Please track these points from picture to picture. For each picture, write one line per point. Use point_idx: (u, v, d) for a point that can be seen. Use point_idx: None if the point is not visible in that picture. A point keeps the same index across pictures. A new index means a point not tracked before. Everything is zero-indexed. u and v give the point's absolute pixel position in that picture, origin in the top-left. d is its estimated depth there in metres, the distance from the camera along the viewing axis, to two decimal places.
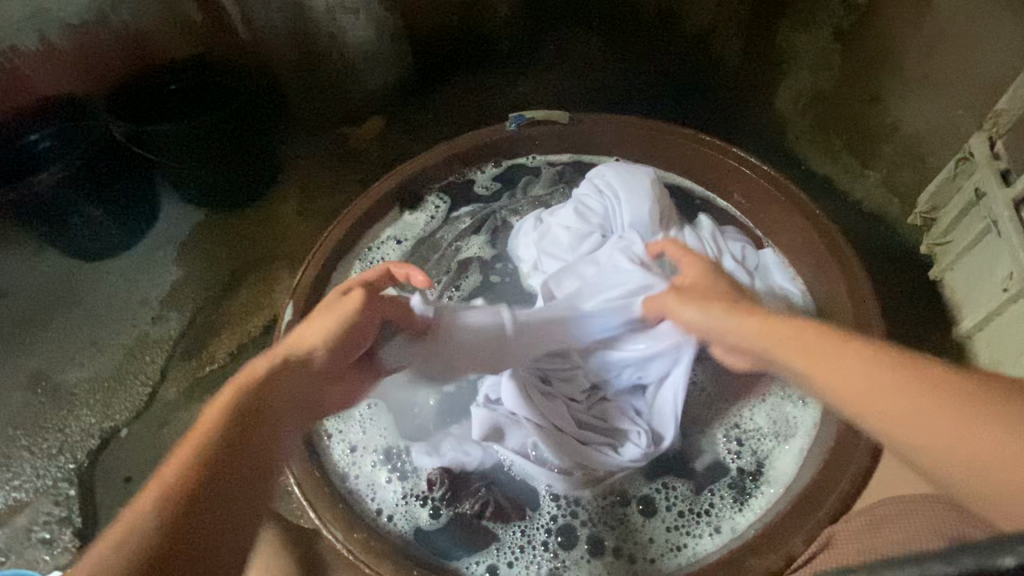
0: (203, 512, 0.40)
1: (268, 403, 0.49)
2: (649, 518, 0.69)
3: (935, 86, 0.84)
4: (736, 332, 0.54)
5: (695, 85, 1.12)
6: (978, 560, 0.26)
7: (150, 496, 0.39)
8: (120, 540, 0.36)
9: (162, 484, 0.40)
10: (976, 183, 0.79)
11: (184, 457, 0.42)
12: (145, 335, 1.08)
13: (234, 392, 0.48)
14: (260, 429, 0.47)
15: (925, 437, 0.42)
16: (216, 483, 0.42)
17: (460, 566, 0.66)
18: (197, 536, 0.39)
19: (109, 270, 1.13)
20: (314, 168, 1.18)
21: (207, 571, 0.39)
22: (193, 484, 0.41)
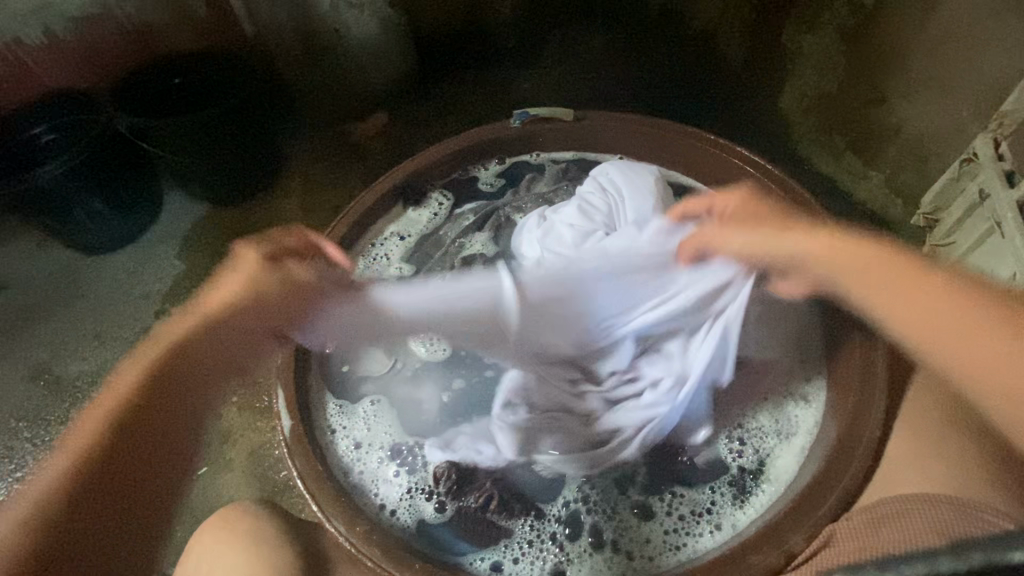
0: (105, 488, 0.52)
1: (171, 377, 0.55)
2: (645, 520, 0.67)
3: (940, 86, 0.81)
4: (801, 249, 0.57)
5: (703, 83, 1.11)
6: (987, 556, 0.28)
7: (61, 463, 0.51)
8: (42, 502, 0.50)
9: (70, 455, 0.51)
10: (981, 184, 0.78)
11: (94, 428, 0.52)
12: (147, 329, 1.07)
13: (153, 361, 0.55)
14: (175, 395, 0.55)
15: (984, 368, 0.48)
16: (117, 454, 0.52)
17: (465, 562, 0.65)
18: (85, 503, 0.51)
19: (112, 263, 1.12)
20: (313, 164, 1.16)
21: (93, 529, 0.51)
22: (106, 455, 0.52)
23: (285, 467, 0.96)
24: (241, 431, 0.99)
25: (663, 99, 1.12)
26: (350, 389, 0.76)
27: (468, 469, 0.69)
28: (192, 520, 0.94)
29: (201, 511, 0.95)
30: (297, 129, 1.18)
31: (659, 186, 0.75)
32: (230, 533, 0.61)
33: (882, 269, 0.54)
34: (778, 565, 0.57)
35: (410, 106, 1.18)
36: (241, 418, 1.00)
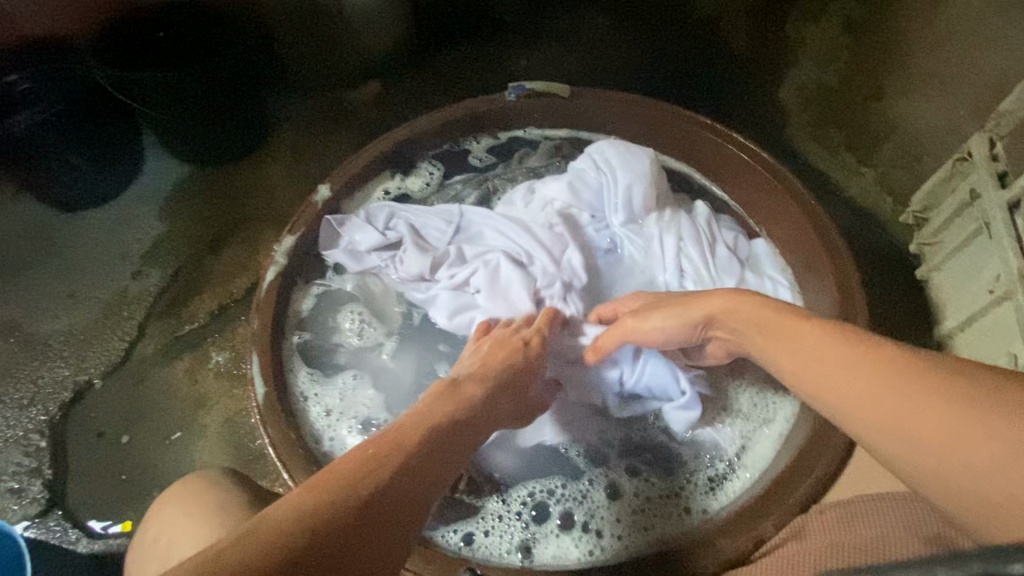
0: (356, 543, 0.37)
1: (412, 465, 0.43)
2: (614, 501, 0.67)
3: (942, 84, 0.80)
4: (702, 307, 0.58)
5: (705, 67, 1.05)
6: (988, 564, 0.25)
7: (364, 467, 0.41)
8: (322, 499, 0.37)
9: (376, 458, 0.42)
10: (971, 184, 0.75)
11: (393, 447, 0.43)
12: (124, 291, 1.05)
13: (473, 389, 0.54)
14: (453, 450, 0.47)
15: (924, 465, 0.39)
16: (380, 495, 0.40)
17: (433, 535, 0.65)
18: (368, 546, 0.37)
19: (88, 222, 1.09)
20: (302, 132, 1.13)
21: None
22: (373, 484, 0.40)
23: (260, 435, 0.94)
24: (216, 398, 0.98)
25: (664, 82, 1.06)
26: (321, 355, 0.76)
27: None
28: (165, 483, 0.93)
29: (174, 474, 0.94)
30: (287, 93, 1.14)
31: (655, 170, 0.75)
32: (196, 500, 0.60)
33: (798, 333, 0.51)
34: (738, 556, 0.57)
35: (407, 76, 1.14)
36: (217, 385, 0.98)
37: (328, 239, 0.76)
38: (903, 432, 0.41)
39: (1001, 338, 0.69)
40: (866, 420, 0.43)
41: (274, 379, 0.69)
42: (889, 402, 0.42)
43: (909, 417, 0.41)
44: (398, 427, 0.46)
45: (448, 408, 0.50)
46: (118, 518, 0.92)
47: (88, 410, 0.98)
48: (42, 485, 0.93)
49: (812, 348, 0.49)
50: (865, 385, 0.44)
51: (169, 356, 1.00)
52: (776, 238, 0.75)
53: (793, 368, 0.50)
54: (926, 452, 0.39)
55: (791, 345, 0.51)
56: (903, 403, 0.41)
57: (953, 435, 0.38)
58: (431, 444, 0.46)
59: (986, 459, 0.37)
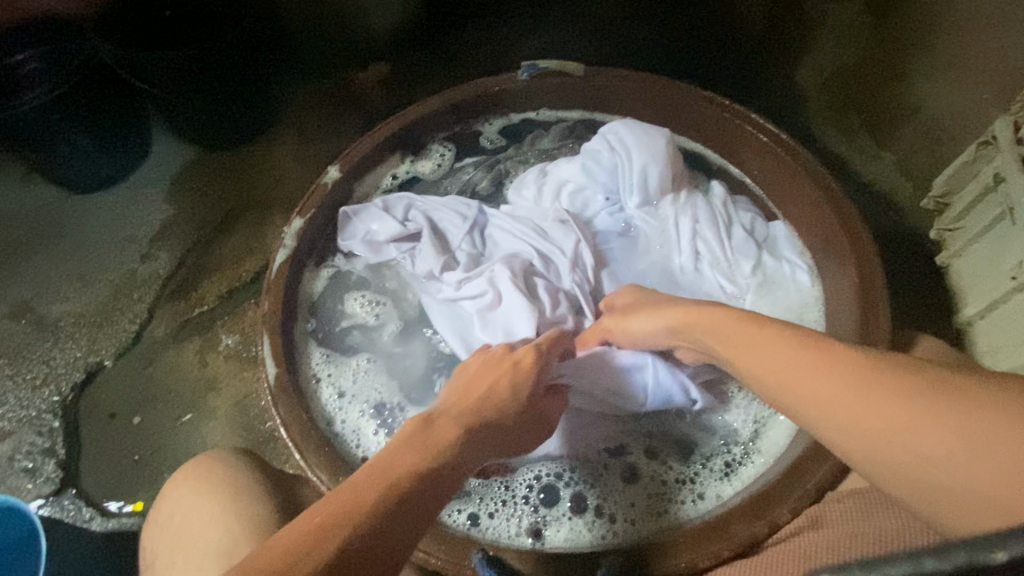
0: None
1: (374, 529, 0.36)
2: (631, 485, 0.67)
3: (966, 65, 0.78)
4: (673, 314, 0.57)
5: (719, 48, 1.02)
6: (972, 557, 0.23)
7: (311, 537, 0.35)
8: None
9: (327, 523, 0.36)
10: (996, 168, 0.73)
11: (348, 506, 0.37)
12: (134, 273, 1.05)
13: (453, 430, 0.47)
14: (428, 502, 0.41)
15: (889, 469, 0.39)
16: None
17: (442, 516, 0.65)
18: None
19: (96, 203, 1.08)
20: (309, 113, 1.11)
21: None
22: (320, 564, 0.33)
23: (270, 418, 0.95)
24: (226, 380, 0.98)
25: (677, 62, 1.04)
26: (335, 336, 0.76)
27: None
28: (176, 464, 0.94)
29: (185, 456, 0.95)
30: (293, 74, 1.12)
31: (672, 151, 0.73)
32: (208, 481, 0.60)
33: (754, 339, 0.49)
34: (750, 539, 0.57)
35: (416, 56, 1.12)
36: (227, 367, 0.98)
37: (346, 229, 0.76)
38: (884, 439, 0.39)
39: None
40: (843, 427, 0.41)
41: (285, 361, 0.68)
42: (868, 408, 0.40)
43: (892, 422, 0.39)
44: (357, 483, 0.39)
45: (424, 453, 0.44)
46: (130, 498, 0.93)
47: (100, 392, 0.98)
48: (55, 465, 0.94)
49: (784, 356, 0.46)
50: (842, 391, 0.41)
51: (180, 338, 1.00)
52: (794, 223, 0.74)
53: (766, 376, 0.47)
54: (890, 459, 0.39)
55: (765, 350, 0.48)
56: (866, 411, 0.40)
57: (924, 445, 0.37)
58: (400, 502, 0.39)
59: (962, 462, 0.35)
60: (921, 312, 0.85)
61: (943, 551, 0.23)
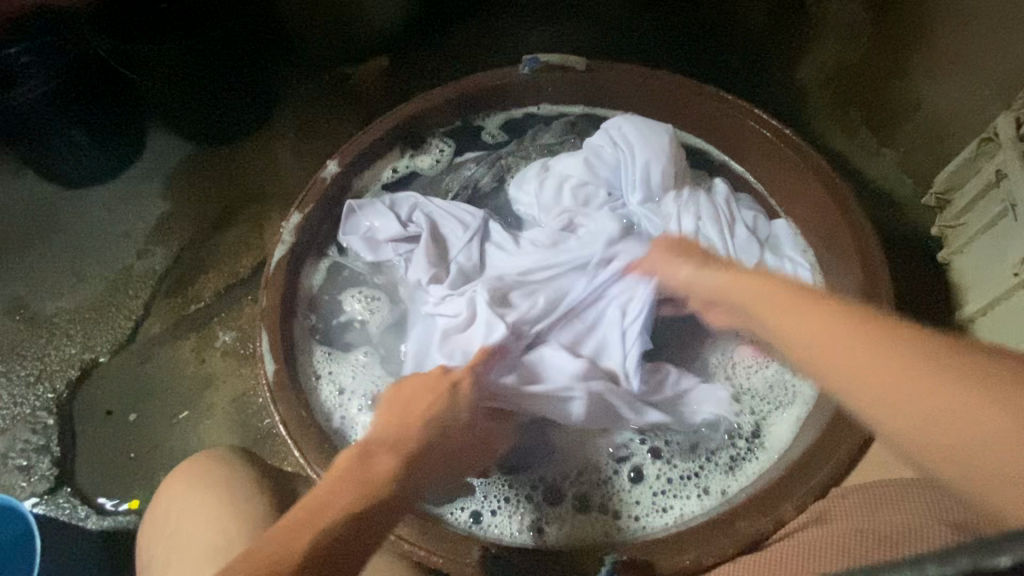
0: None
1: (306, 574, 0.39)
2: (637, 484, 0.66)
3: (967, 62, 0.78)
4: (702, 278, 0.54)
5: (719, 47, 1.02)
6: (974, 561, 0.24)
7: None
8: None
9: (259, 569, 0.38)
10: (998, 164, 0.73)
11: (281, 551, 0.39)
12: (129, 269, 1.03)
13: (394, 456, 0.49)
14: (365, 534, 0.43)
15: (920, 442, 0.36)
16: None
17: (444, 513, 0.65)
18: None
19: (91, 198, 1.07)
20: (306, 108, 1.10)
21: None
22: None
23: (268, 415, 0.94)
24: (223, 377, 0.97)
25: (680, 57, 1.03)
26: (335, 334, 0.75)
27: None
28: (172, 462, 0.93)
29: (181, 454, 0.94)
30: (292, 69, 1.11)
31: (674, 146, 0.72)
32: (205, 479, 0.59)
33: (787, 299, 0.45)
34: (756, 538, 0.56)
35: (416, 52, 1.11)
36: (225, 364, 0.98)
37: (347, 224, 0.75)
38: (920, 415, 0.36)
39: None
40: (871, 398, 0.38)
41: (284, 356, 0.68)
42: (902, 381, 0.36)
43: (928, 399, 0.35)
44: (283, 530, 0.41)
45: (351, 492, 0.44)
46: (126, 496, 0.92)
47: (94, 389, 0.97)
48: (50, 463, 0.93)
49: (813, 323, 0.42)
50: (874, 362, 0.38)
51: (176, 335, 0.99)
52: (798, 219, 0.74)
53: (789, 341, 0.43)
54: (924, 435, 0.35)
55: (792, 314, 0.43)
56: (905, 383, 0.36)
57: (965, 422, 0.34)
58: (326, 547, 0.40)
59: (1007, 443, 0.32)
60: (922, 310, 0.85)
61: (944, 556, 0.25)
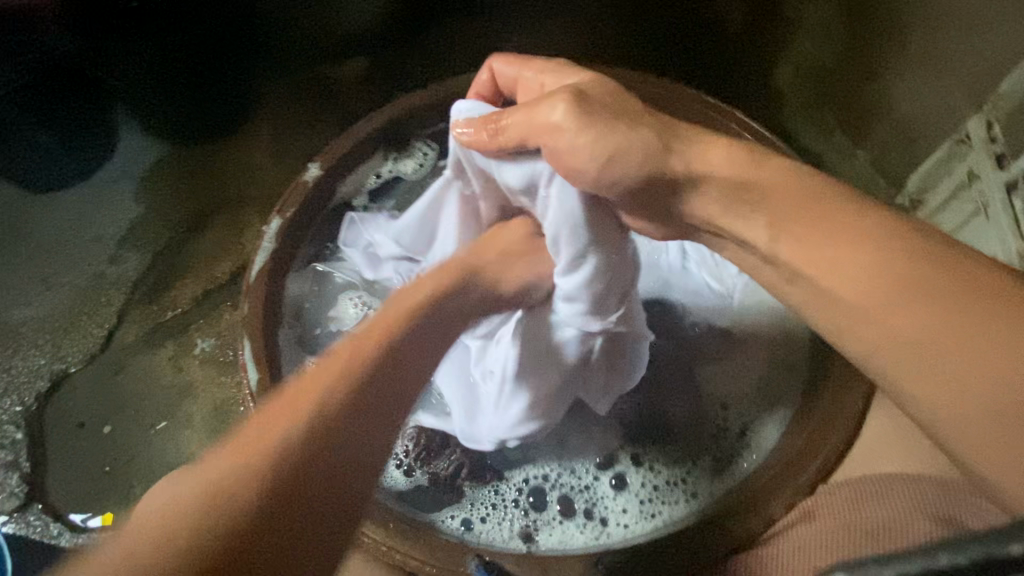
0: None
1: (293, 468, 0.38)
2: (619, 492, 0.66)
3: (937, 66, 0.79)
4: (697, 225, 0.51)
5: (697, 46, 1.02)
6: (987, 550, 0.23)
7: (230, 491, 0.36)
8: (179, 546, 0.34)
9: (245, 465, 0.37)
10: (971, 165, 0.78)
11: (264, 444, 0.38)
12: (101, 276, 1.00)
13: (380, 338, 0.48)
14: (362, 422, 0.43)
15: (936, 396, 0.38)
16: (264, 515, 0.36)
17: (434, 520, 0.64)
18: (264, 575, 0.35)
19: (59, 203, 1.02)
20: (283, 108, 1.08)
21: None
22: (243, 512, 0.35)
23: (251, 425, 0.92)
24: (202, 385, 0.94)
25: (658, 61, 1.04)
26: (323, 343, 0.74)
27: (438, 438, 0.68)
28: (150, 474, 0.91)
29: (159, 465, 0.91)
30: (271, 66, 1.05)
31: None
32: None
33: (836, 235, 0.44)
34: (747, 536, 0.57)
35: (396, 50, 1.09)
36: (203, 372, 0.95)
37: (349, 235, 0.76)
38: (949, 370, 0.38)
39: None
40: (906, 359, 0.40)
41: (267, 365, 0.66)
42: (937, 341, 0.38)
43: (955, 357, 0.37)
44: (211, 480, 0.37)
45: (254, 448, 0.38)
46: (98, 511, 0.89)
47: (65, 400, 0.94)
48: (19, 478, 0.89)
49: (865, 266, 0.42)
50: (921, 318, 0.39)
51: (151, 343, 0.97)
52: None
53: (831, 294, 0.44)
54: (943, 388, 0.38)
55: (833, 271, 0.43)
56: (934, 341, 0.38)
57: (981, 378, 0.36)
58: (263, 491, 0.37)
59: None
60: None
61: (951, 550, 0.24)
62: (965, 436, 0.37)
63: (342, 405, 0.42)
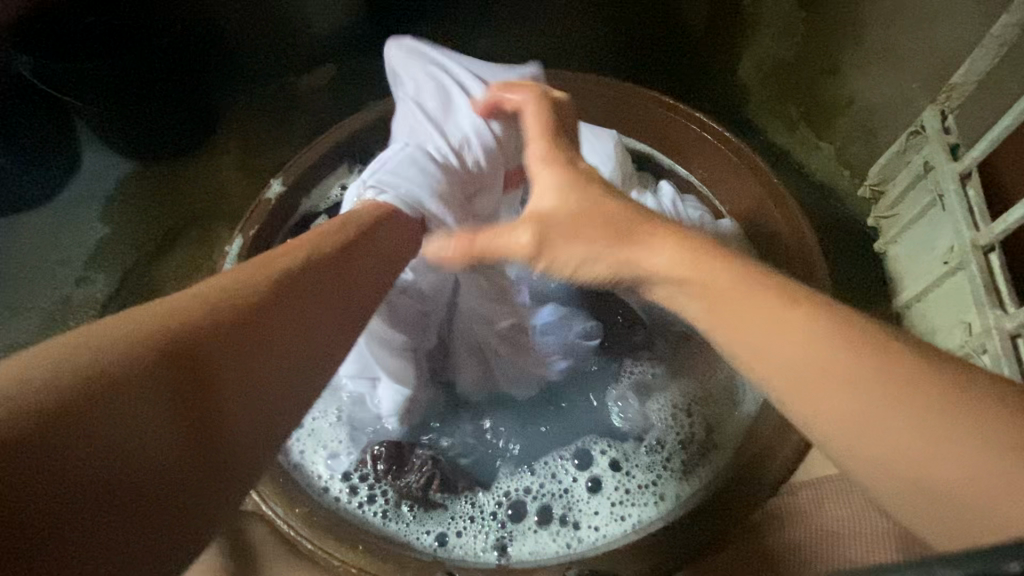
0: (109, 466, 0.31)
1: (242, 366, 0.39)
2: (593, 494, 0.68)
3: (893, 60, 0.80)
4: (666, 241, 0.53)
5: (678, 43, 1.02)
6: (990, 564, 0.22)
7: (165, 345, 0.36)
8: (118, 357, 0.34)
9: (193, 337, 0.37)
10: (925, 156, 0.80)
11: (238, 322, 0.40)
12: (67, 299, 0.99)
13: (339, 278, 0.49)
14: (319, 344, 0.45)
15: (881, 473, 0.33)
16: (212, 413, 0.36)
17: (410, 538, 0.66)
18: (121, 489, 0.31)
19: (21, 226, 1.00)
20: (253, 122, 1.06)
21: (174, 511, 0.33)
22: (201, 389, 0.36)
23: None
24: None
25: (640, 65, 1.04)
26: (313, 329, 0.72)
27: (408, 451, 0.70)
28: None
29: None
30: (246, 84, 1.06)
31: (620, 153, 0.74)
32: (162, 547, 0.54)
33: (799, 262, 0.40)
34: (708, 544, 0.62)
35: (366, 58, 1.07)
36: None
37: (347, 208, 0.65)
38: (873, 435, 0.33)
39: (957, 303, 0.75)
40: (839, 418, 0.34)
41: None
42: (871, 404, 0.33)
43: (929, 442, 0.32)
44: (163, 332, 0.36)
45: (176, 349, 0.36)
46: None
47: None
48: None
49: (777, 313, 0.37)
50: (841, 370, 0.34)
51: None
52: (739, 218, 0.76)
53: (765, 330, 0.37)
54: (879, 464, 0.33)
55: (740, 325, 0.38)
56: (858, 402, 0.34)
57: (922, 445, 0.32)
58: (237, 377, 0.38)
59: (974, 469, 0.30)
60: (865, 293, 0.92)
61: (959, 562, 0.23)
62: (905, 508, 0.33)
63: (294, 347, 0.43)
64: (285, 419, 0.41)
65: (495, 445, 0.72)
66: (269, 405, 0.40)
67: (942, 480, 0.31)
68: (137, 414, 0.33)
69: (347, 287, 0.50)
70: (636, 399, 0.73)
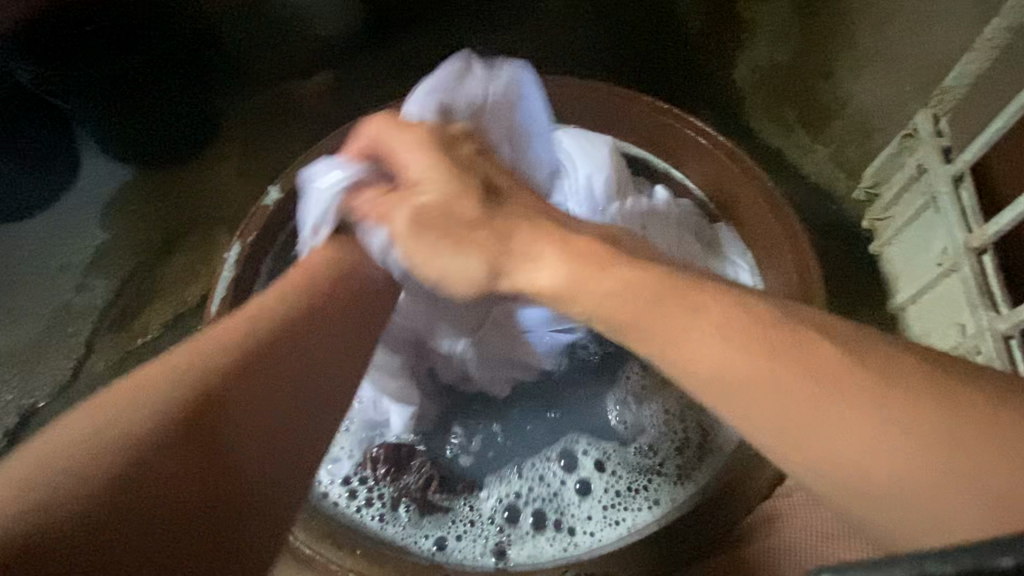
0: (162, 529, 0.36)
1: (245, 404, 0.43)
2: (584, 498, 0.69)
3: (888, 63, 0.81)
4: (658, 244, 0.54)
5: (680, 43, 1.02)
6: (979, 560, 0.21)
7: (172, 412, 0.40)
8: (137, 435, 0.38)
9: (192, 397, 0.41)
10: (919, 159, 0.81)
11: (226, 369, 0.44)
12: (68, 305, 0.99)
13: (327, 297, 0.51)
14: (307, 353, 0.48)
15: (832, 473, 0.34)
16: (237, 454, 0.41)
17: (407, 542, 0.66)
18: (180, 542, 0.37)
19: (20, 233, 1.00)
20: (250, 128, 1.06)
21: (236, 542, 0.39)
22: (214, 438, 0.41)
23: None
24: None
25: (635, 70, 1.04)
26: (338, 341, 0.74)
27: (403, 454, 0.70)
28: None
29: None
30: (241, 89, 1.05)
31: (616, 158, 0.75)
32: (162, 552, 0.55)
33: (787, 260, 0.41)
34: (701, 547, 0.63)
35: (363, 62, 1.08)
36: None
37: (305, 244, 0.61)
38: (806, 430, 0.35)
39: (950, 306, 0.77)
40: (782, 422, 0.35)
41: None
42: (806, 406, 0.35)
43: (861, 435, 0.33)
44: (168, 404, 0.40)
45: (184, 415, 0.40)
46: None
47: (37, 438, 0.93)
48: None
49: (703, 328, 0.38)
50: (766, 377, 0.36)
51: (122, 371, 0.97)
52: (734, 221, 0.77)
53: (684, 347, 0.38)
54: (830, 464, 0.34)
55: (661, 329, 0.39)
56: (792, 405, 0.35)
57: (862, 436, 0.33)
58: (249, 415, 0.43)
59: (909, 455, 0.32)
60: (858, 294, 0.93)
61: (946, 554, 0.21)
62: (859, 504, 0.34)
63: (293, 371, 0.46)
64: (298, 428, 0.45)
65: (489, 449, 0.72)
66: (286, 430, 0.44)
67: (880, 473, 0.33)
68: (168, 478, 0.38)
69: (339, 307, 0.52)
70: (627, 401, 0.74)
